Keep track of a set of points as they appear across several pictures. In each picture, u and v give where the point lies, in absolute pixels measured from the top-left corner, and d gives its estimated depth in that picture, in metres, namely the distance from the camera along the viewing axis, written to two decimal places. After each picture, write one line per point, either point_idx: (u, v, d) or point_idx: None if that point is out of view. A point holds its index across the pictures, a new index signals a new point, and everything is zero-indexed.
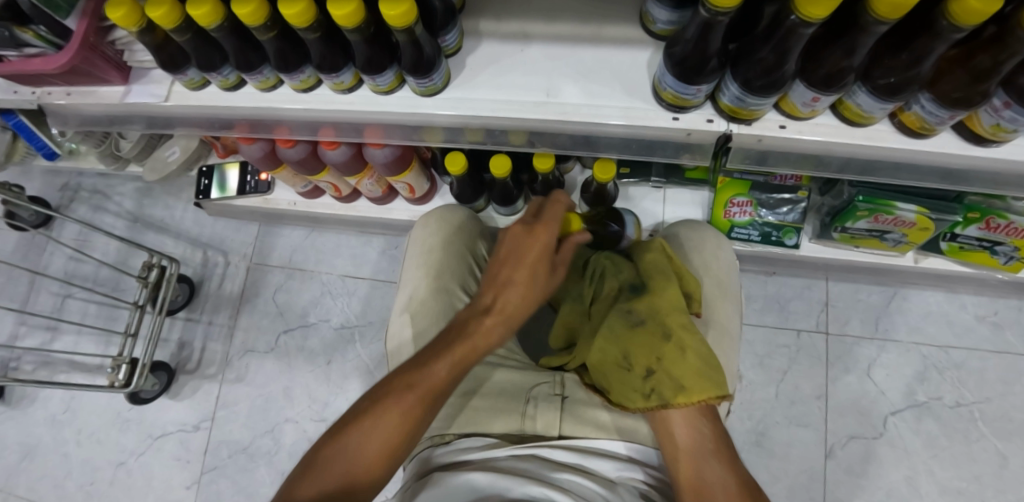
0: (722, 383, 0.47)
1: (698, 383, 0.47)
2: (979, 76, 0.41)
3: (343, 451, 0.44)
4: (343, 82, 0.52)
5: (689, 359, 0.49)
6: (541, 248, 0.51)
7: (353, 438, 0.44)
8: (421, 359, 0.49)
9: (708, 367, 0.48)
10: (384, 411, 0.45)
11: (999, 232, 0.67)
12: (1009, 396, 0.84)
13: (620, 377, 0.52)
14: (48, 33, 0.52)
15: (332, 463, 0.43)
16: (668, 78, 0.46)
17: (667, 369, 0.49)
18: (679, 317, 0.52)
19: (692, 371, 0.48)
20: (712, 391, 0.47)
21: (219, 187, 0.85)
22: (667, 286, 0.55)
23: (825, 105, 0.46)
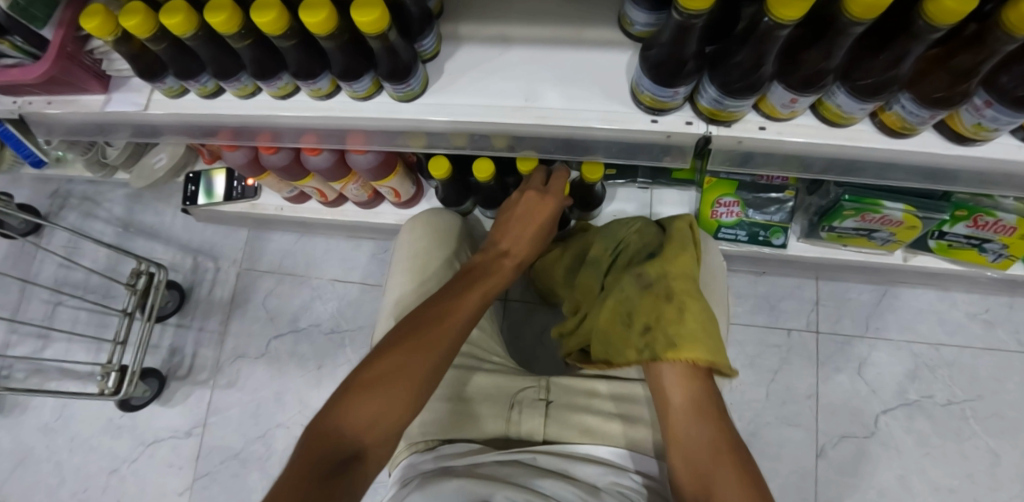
0: (717, 351, 0.49)
1: (693, 345, 0.48)
2: (958, 76, 0.41)
3: (386, 376, 0.45)
4: (321, 89, 0.51)
5: (688, 321, 0.50)
6: (548, 212, 0.63)
7: (397, 356, 0.46)
8: (451, 296, 0.53)
9: (709, 333, 0.50)
10: (428, 335, 0.48)
11: (986, 230, 0.66)
12: (1001, 393, 0.84)
13: (622, 333, 0.54)
14: (24, 43, 0.52)
15: (376, 388, 0.44)
16: (645, 81, 0.46)
17: (664, 327, 0.51)
18: (690, 289, 0.53)
19: (687, 331, 0.49)
20: (705, 351, 0.48)
21: (206, 193, 0.85)
22: (685, 258, 0.56)
23: (805, 106, 0.46)
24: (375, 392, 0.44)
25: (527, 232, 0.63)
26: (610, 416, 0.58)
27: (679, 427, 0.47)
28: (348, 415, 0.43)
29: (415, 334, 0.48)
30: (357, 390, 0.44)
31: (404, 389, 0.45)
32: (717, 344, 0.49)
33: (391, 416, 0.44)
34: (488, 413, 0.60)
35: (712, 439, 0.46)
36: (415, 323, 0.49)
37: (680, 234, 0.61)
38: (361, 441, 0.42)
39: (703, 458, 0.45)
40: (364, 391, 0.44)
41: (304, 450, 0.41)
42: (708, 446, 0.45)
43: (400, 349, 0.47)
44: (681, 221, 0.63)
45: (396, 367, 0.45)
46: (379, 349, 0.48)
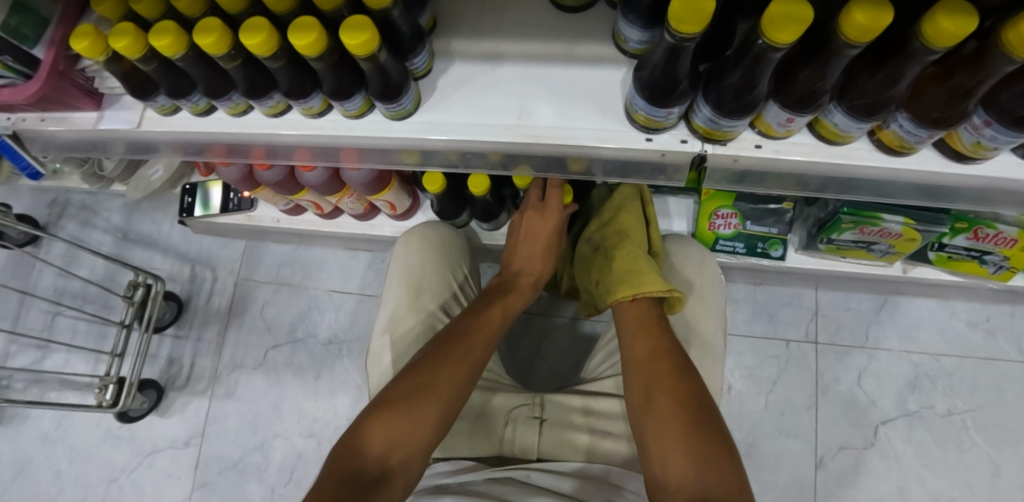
0: (646, 284, 0.58)
1: (618, 286, 0.60)
2: (957, 95, 0.39)
3: (407, 395, 0.48)
4: (313, 108, 0.51)
5: (619, 268, 0.62)
6: (551, 228, 0.65)
7: (422, 371, 0.50)
8: (468, 318, 0.57)
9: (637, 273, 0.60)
10: (451, 352, 0.52)
11: (987, 242, 0.66)
12: (1002, 404, 0.83)
13: (590, 290, 0.69)
14: (14, 62, 0.51)
15: (401, 405, 0.48)
16: (639, 100, 0.46)
17: (605, 278, 0.64)
18: (622, 241, 0.65)
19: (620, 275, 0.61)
20: (626, 287, 0.59)
21: (203, 204, 0.85)
22: (624, 216, 0.67)
23: (801, 125, 0.45)
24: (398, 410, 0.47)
25: (532, 249, 0.66)
26: (604, 434, 0.58)
27: (631, 344, 0.56)
28: (374, 434, 0.46)
29: (434, 355, 0.52)
30: (383, 410, 0.47)
31: (426, 408, 0.48)
32: (648, 276, 0.59)
33: (414, 433, 0.46)
34: (482, 430, 0.59)
35: (659, 350, 0.54)
36: (435, 345, 0.53)
37: (623, 198, 0.69)
38: (386, 460, 0.45)
39: (651, 365, 0.54)
40: (387, 410, 0.47)
41: (334, 469, 0.44)
42: (656, 356, 0.54)
43: (420, 369, 0.50)
44: (627, 185, 0.71)
45: (417, 386, 0.49)
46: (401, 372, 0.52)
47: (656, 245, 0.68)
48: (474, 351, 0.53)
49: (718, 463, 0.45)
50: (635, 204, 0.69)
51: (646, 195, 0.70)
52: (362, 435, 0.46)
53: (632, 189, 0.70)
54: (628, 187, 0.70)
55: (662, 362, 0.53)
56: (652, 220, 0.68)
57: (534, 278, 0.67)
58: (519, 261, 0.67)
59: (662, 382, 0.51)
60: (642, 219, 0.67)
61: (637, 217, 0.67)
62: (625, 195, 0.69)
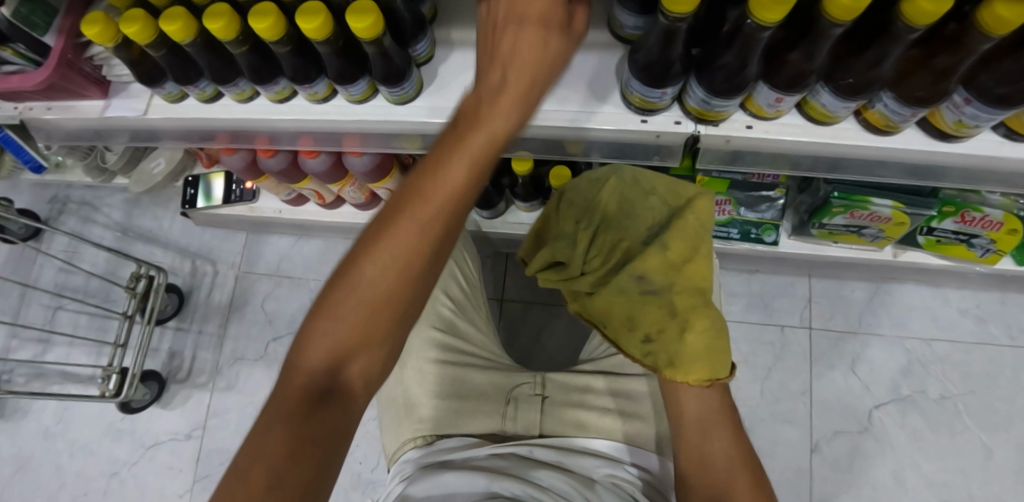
0: (721, 364, 0.49)
1: (691, 366, 0.48)
2: (940, 76, 0.41)
3: (358, 291, 0.34)
4: (317, 93, 0.52)
5: (690, 341, 0.49)
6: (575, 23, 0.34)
7: (370, 266, 0.34)
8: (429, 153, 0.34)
9: (713, 353, 0.49)
10: (401, 228, 0.34)
11: (975, 225, 0.67)
12: (992, 388, 0.85)
13: (625, 336, 0.54)
14: (26, 50, 0.52)
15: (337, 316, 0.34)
16: (634, 82, 0.47)
17: (667, 344, 0.51)
18: (702, 301, 0.52)
19: (692, 351, 0.49)
20: (706, 372, 0.48)
21: (205, 197, 0.86)
22: (704, 263, 0.55)
23: (790, 105, 0.46)
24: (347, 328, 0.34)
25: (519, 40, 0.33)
26: (604, 411, 0.58)
27: (705, 438, 0.47)
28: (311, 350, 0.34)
29: (387, 225, 0.34)
30: (318, 322, 0.34)
31: (371, 303, 0.34)
32: (724, 356, 0.49)
33: (374, 347, 0.35)
34: (483, 409, 0.61)
35: (734, 447, 0.47)
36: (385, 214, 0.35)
37: (691, 224, 0.56)
38: (338, 381, 0.34)
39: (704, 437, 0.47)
40: (328, 331, 0.34)
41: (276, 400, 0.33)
42: (734, 453, 0.47)
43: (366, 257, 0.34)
44: (703, 199, 0.57)
45: (358, 287, 0.34)
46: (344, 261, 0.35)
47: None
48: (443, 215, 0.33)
49: None
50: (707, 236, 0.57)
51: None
52: (302, 356, 0.34)
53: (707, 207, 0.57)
54: (706, 203, 0.57)
55: (736, 457, 0.46)
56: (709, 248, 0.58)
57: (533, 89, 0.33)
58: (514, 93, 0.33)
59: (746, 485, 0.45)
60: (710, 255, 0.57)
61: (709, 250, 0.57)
62: (698, 214, 0.57)
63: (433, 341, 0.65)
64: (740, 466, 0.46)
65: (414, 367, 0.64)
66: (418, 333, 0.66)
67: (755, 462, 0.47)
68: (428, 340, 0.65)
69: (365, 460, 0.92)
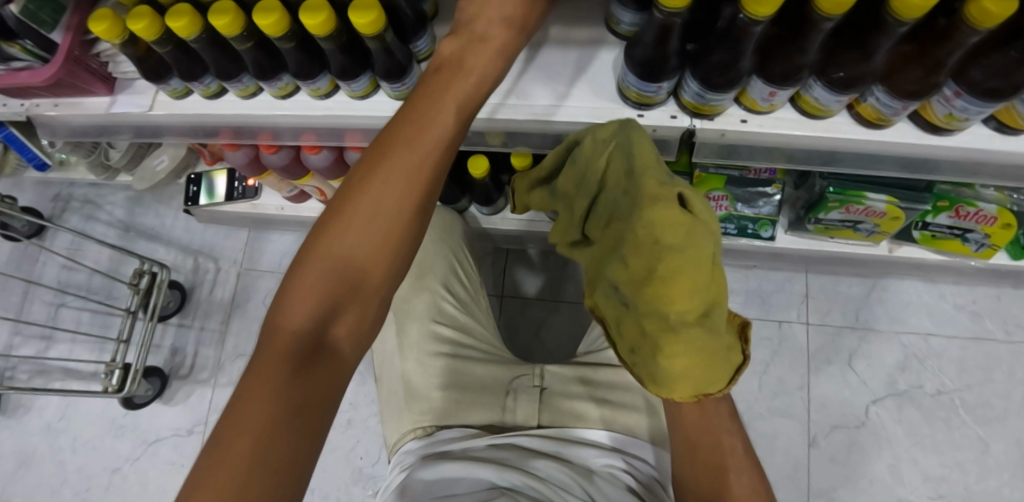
0: (714, 381, 0.39)
1: (675, 384, 0.39)
2: (931, 70, 0.42)
3: (347, 236, 0.35)
4: (320, 89, 0.53)
5: (673, 365, 0.38)
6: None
7: (360, 208, 0.36)
8: (413, 103, 0.38)
9: (707, 367, 0.38)
10: (389, 169, 0.36)
11: (969, 220, 0.68)
12: (988, 383, 0.85)
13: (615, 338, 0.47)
14: (35, 47, 0.53)
15: (329, 265, 0.35)
16: (631, 77, 0.48)
17: (647, 358, 0.41)
18: (672, 327, 0.38)
19: (678, 373, 0.38)
20: (692, 389, 0.39)
21: (208, 194, 0.87)
22: (669, 288, 0.37)
23: (784, 99, 0.47)
24: (336, 273, 0.35)
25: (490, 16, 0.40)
26: (601, 403, 0.59)
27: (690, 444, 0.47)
28: (298, 300, 0.34)
29: (374, 168, 0.36)
30: (306, 271, 0.35)
31: (361, 246, 0.35)
32: (718, 373, 0.39)
33: (363, 298, 0.36)
34: (484, 400, 0.62)
35: (722, 449, 0.47)
36: (367, 157, 0.37)
37: (648, 236, 0.38)
38: (326, 336, 0.34)
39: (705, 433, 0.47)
40: (317, 277, 0.34)
41: (259, 358, 0.32)
42: (721, 456, 0.46)
43: (354, 201, 0.36)
44: (666, 206, 0.37)
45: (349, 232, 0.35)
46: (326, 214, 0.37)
47: (713, 278, 0.38)
48: (429, 161, 0.37)
49: None
50: (690, 252, 0.37)
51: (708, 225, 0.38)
52: (288, 311, 0.34)
53: (676, 218, 0.37)
54: (671, 211, 0.37)
55: (724, 461, 0.46)
56: (702, 264, 0.37)
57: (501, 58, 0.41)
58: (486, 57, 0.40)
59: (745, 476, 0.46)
60: (694, 275, 0.36)
61: (699, 269, 0.37)
62: (665, 223, 0.37)
63: (434, 335, 0.67)
64: (727, 469, 0.46)
65: (416, 359, 0.65)
66: (420, 326, 0.67)
67: (744, 460, 0.47)
68: (429, 334, 0.67)
69: (366, 455, 0.93)
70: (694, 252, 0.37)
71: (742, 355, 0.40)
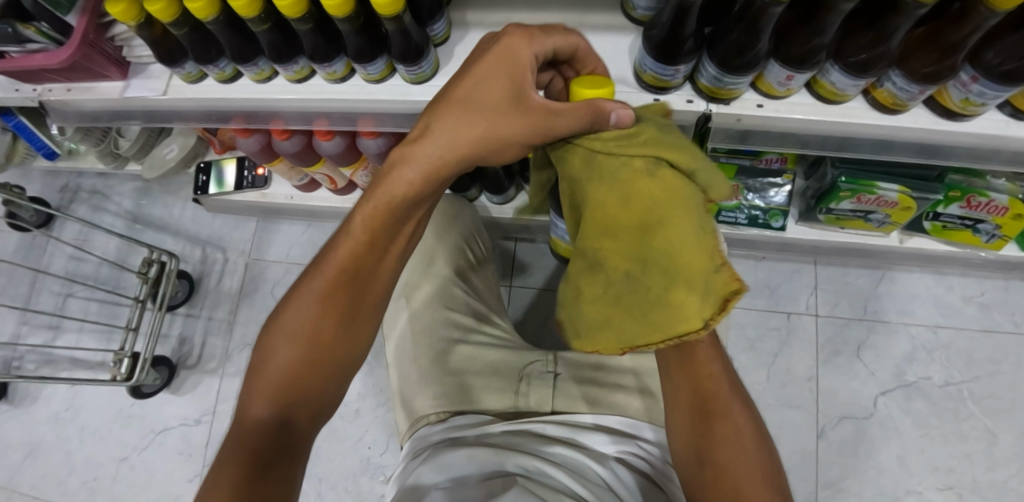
0: (640, 332, 0.34)
1: (597, 335, 0.37)
2: (946, 52, 0.42)
3: (292, 331, 0.41)
4: (336, 72, 0.54)
5: (605, 305, 0.36)
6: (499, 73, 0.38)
7: (302, 313, 0.42)
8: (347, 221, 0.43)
9: (634, 314, 0.34)
10: (326, 276, 0.42)
11: (980, 210, 0.68)
12: (997, 375, 0.85)
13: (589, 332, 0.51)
14: (50, 30, 0.53)
15: (285, 366, 0.41)
16: (648, 60, 0.48)
17: (585, 300, 0.38)
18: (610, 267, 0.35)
19: (610, 312, 0.36)
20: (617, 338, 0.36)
21: (217, 183, 0.87)
22: (608, 225, 0.35)
23: (800, 83, 0.47)
24: (296, 340, 0.41)
25: (478, 89, 0.38)
26: (613, 387, 0.59)
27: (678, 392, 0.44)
28: (259, 396, 0.40)
29: (313, 277, 0.43)
30: (263, 372, 0.41)
31: (304, 342, 0.41)
32: (646, 321, 0.33)
33: (321, 378, 0.42)
34: (498, 386, 0.62)
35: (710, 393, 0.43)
36: (313, 267, 0.44)
37: (586, 172, 0.36)
38: (283, 422, 0.39)
39: (699, 391, 0.43)
40: (274, 375, 0.40)
41: (229, 449, 0.38)
42: (707, 399, 0.43)
43: (296, 304, 0.42)
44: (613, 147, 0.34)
45: (302, 335, 0.41)
46: (274, 319, 0.43)
47: (653, 218, 0.33)
48: (356, 260, 0.42)
49: (772, 477, 0.41)
50: (618, 183, 0.34)
51: (664, 156, 0.33)
52: (250, 407, 0.39)
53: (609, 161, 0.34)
54: (593, 136, 0.35)
55: (711, 405, 0.43)
56: (631, 194, 0.33)
57: (479, 145, 0.39)
58: (460, 143, 0.39)
59: (747, 438, 0.42)
60: (614, 207, 0.34)
61: (636, 205, 0.33)
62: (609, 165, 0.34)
63: (446, 321, 0.68)
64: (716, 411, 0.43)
65: (428, 345, 0.65)
66: (432, 313, 0.68)
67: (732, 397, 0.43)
68: (441, 320, 0.68)
69: (374, 445, 0.93)
70: (624, 182, 0.33)
71: (692, 323, 0.31)
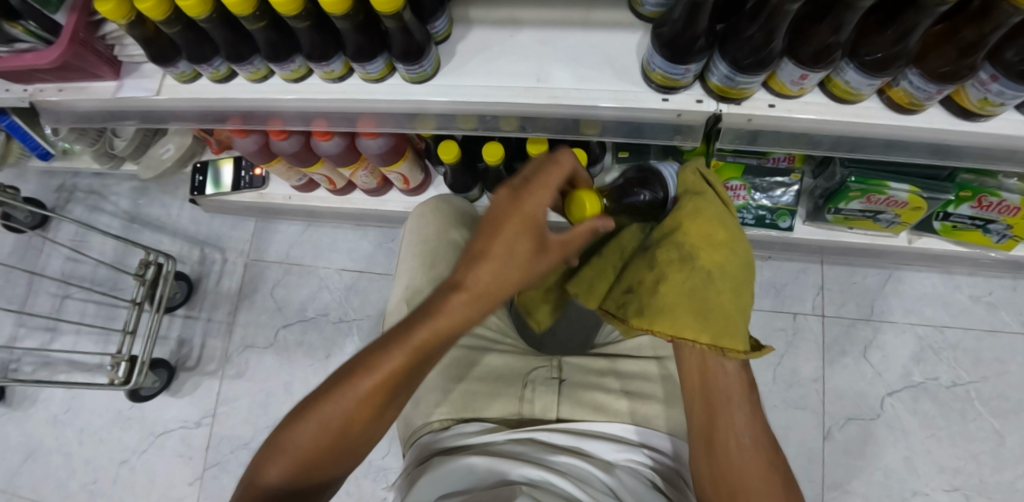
0: (692, 328, 0.46)
1: (658, 316, 0.47)
2: (966, 50, 0.41)
3: (318, 426, 0.40)
4: (333, 72, 0.52)
5: (670, 288, 0.48)
6: (533, 215, 0.40)
7: (331, 411, 0.40)
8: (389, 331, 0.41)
9: (700, 302, 0.47)
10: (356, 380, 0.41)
11: (991, 210, 0.67)
12: (1005, 375, 0.84)
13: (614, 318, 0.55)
14: (38, 28, 0.52)
15: (308, 451, 0.41)
16: (656, 59, 0.47)
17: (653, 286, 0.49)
18: (682, 262, 0.49)
19: (671, 301, 0.47)
20: (672, 325, 0.47)
21: (213, 183, 0.86)
22: (700, 229, 0.50)
23: (814, 83, 0.46)
24: (322, 433, 0.40)
25: (515, 225, 0.39)
26: (622, 394, 0.57)
27: (710, 419, 0.47)
28: (273, 468, 0.41)
29: (348, 375, 0.41)
30: (281, 448, 0.41)
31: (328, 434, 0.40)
32: (705, 320, 0.46)
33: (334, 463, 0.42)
34: (501, 392, 0.60)
35: (733, 434, 0.47)
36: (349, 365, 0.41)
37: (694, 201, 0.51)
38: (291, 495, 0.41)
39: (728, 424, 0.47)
40: (300, 460, 0.41)
41: None
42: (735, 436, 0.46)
43: (324, 397, 0.41)
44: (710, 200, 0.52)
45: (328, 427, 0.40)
46: (302, 406, 0.42)
47: (724, 246, 0.49)
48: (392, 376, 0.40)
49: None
50: (712, 215, 0.51)
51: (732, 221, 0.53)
52: (265, 476, 0.41)
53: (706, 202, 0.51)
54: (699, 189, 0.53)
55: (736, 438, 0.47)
56: (723, 229, 0.50)
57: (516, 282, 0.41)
58: (503, 282, 0.40)
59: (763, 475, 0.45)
60: (711, 228, 0.50)
61: (718, 232, 0.50)
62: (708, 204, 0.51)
63: None
64: (740, 448, 0.46)
65: None
66: None
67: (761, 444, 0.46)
68: None
69: (375, 448, 0.92)
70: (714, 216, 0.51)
71: (738, 344, 0.46)
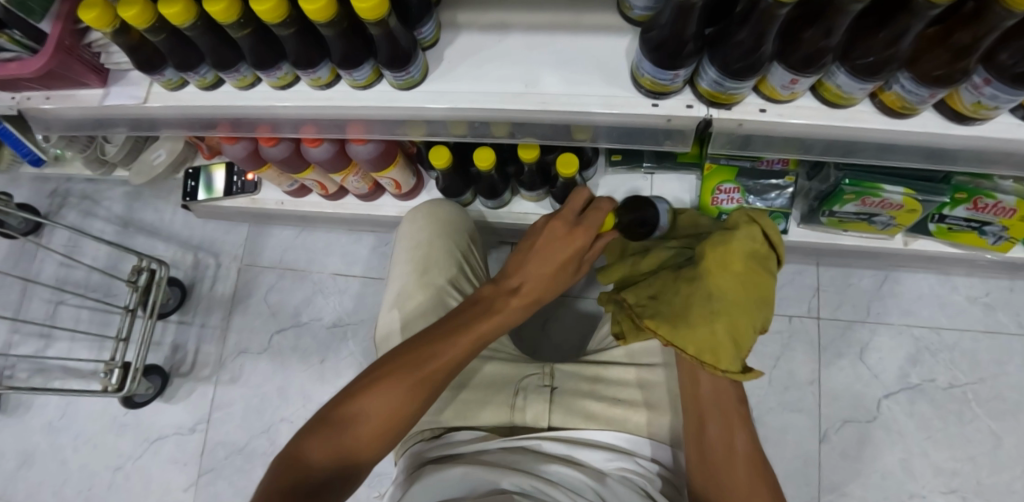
0: (683, 337, 0.49)
1: (660, 320, 0.52)
2: (959, 54, 0.40)
3: (380, 405, 0.43)
4: (321, 79, 0.51)
5: (679, 300, 0.52)
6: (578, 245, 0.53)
7: (397, 393, 0.44)
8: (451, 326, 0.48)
9: (698, 313, 0.49)
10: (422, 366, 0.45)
11: (986, 212, 0.66)
12: (1002, 376, 0.84)
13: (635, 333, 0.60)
14: (23, 38, 0.52)
15: (363, 429, 0.43)
16: (645, 64, 0.46)
17: (668, 298, 0.54)
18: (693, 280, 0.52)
19: (676, 311, 0.52)
20: (668, 331, 0.50)
21: (206, 189, 0.86)
22: (721, 253, 0.50)
23: (805, 87, 0.45)
24: (383, 414, 0.43)
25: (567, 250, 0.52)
26: (613, 402, 0.57)
27: (701, 425, 0.48)
28: (320, 443, 0.42)
29: (411, 359, 0.46)
30: (337, 420, 0.43)
31: (385, 419, 0.43)
32: (696, 330, 0.49)
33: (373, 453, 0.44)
34: (492, 400, 0.59)
35: (723, 443, 0.47)
36: (413, 351, 0.46)
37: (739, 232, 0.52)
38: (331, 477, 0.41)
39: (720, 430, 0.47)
40: (353, 436, 0.42)
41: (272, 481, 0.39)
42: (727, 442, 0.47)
43: (388, 376, 0.45)
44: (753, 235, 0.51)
45: (392, 409, 0.43)
46: (364, 383, 0.45)
47: (738, 275, 0.49)
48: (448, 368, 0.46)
49: None
50: (747, 248, 0.51)
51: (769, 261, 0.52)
52: (310, 452, 0.41)
53: (752, 238, 0.51)
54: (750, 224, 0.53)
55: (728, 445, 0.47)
56: (743, 259, 0.50)
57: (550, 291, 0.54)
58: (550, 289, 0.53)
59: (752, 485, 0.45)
60: (730, 256, 0.50)
61: (739, 262, 0.50)
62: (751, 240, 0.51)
63: None
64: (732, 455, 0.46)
65: None
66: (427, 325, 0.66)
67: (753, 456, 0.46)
68: None
69: None
70: (745, 249, 0.51)
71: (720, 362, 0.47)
